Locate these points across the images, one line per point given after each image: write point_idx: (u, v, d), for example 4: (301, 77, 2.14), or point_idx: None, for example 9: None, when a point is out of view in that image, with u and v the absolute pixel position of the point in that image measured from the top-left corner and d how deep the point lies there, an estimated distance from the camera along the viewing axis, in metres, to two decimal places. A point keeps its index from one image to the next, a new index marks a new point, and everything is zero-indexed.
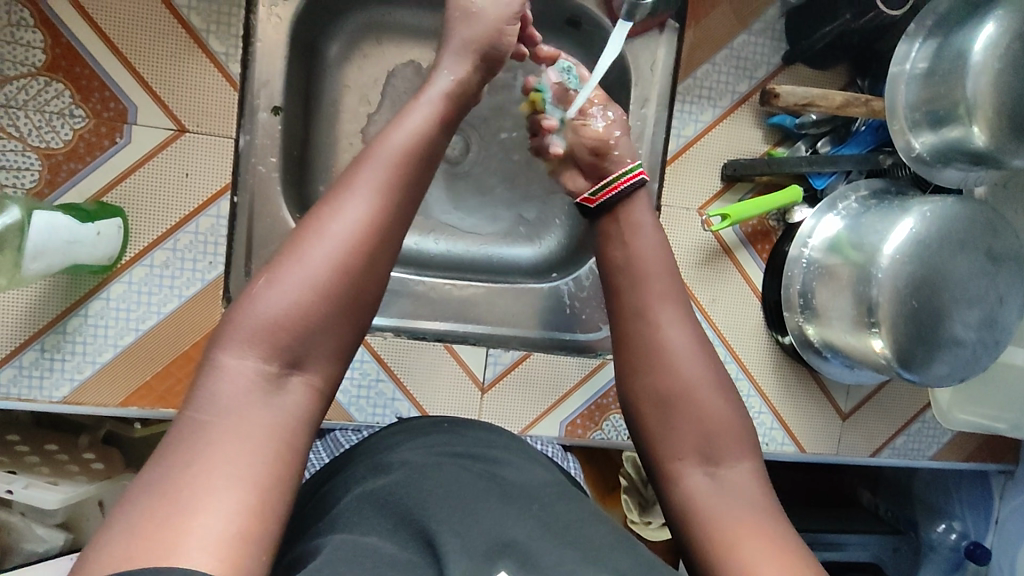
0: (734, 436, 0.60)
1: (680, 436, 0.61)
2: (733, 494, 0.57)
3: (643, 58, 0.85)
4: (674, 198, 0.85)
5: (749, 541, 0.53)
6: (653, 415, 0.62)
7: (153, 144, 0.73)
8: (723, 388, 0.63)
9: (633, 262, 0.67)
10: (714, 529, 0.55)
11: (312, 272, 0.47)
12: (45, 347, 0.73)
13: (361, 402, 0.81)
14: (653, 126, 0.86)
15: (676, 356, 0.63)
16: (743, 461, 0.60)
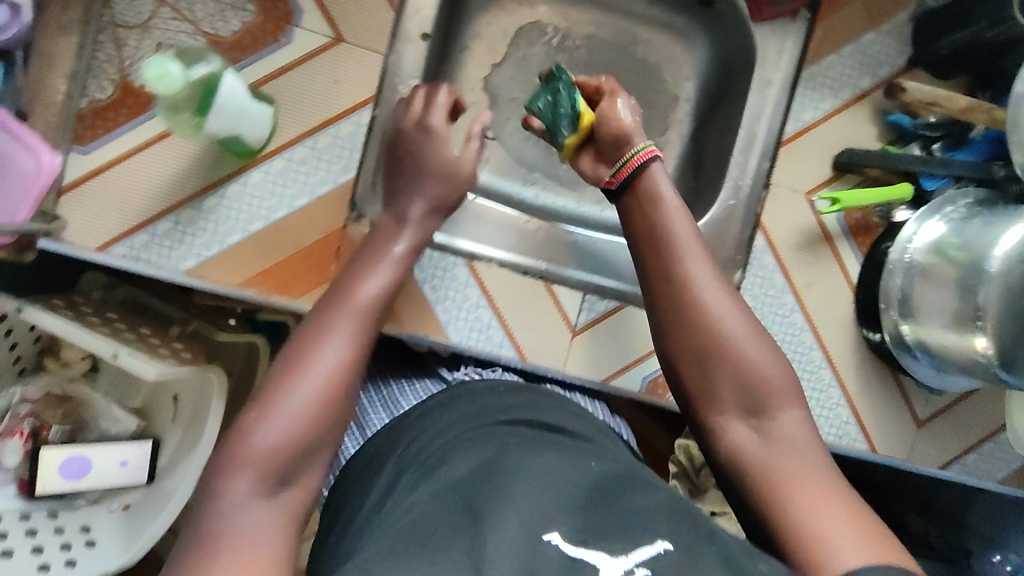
0: (782, 387, 0.57)
1: (721, 389, 0.58)
2: (780, 448, 0.55)
3: (772, 42, 0.88)
4: (784, 179, 0.87)
5: (799, 488, 0.52)
6: (688, 367, 0.60)
7: (311, 49, 0.78)
8: (766, 339, 0.60)
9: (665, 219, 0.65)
10: (763, 483, 0.54)
11: (299, 402, 0.52)
12: (180, 220, 0.77)
13: (459, 323, 0.84)
14: (773, 107, 0.88)
15: (712, 309, 0.60)
16: (792, 408, 0.57)
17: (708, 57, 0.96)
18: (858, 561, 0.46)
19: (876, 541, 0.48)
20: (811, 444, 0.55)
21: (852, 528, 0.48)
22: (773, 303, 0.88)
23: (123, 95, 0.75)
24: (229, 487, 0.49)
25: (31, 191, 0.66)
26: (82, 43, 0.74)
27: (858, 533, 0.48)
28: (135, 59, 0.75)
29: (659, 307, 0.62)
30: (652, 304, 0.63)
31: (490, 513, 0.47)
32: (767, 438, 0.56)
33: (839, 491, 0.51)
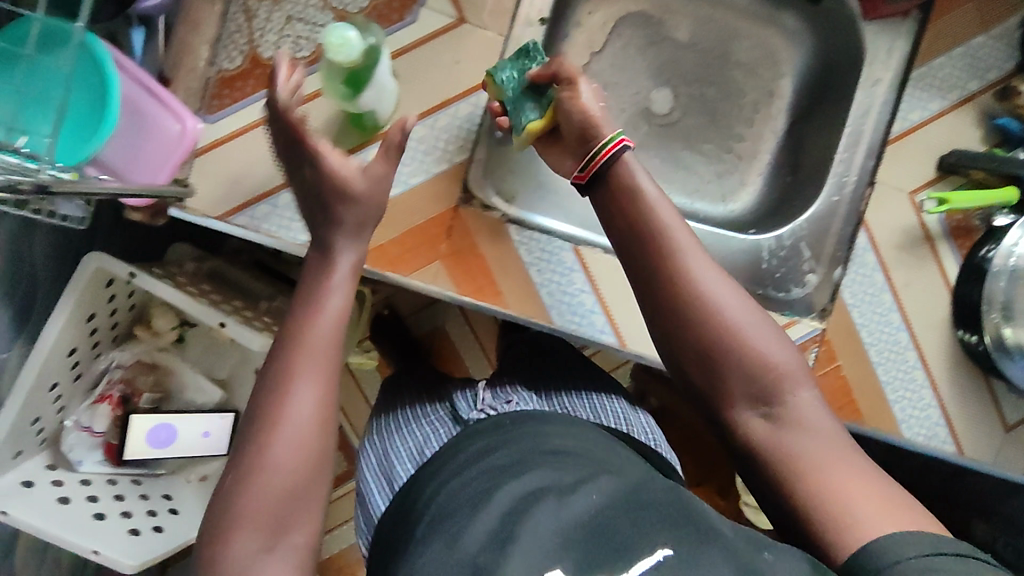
0: (791, 369, 0.56)
1: (723, 383, 0.56)
2: (795, 431, 0.54)
3: (882, 40, 0.88)
4: (889, 178, 0.87)
5: (829, 472, 0.51)
6: (693, 365, 0.58)
7: (434, 28, 0.78)
8: (771, 323, 0.58)
9: (647, 211, 0.60)
10: (786, 467, 0.53)
11: (286, 447, 0.52)
12: None
13: (562, 307, 0.84)
14: (880, 107, 0.88)
15: (714, 300, 0.57)
16: (805, 392, 0.55)
17: (811, 54, 0.96)
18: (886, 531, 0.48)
19: (897, 510, 0.49)
20: (828, 423, 0.55)
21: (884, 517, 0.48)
22: (871, 302, 0.88)
23: (251, 66, 0.74)
24: (240, 523, 0.50)
25: (175, 154, 0.67)
26: (223, 10, 0.74)
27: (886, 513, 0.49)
28: (264, 31, 0.75)
29: (659, 303, 0.58)
30: (649, 300, 0.59)
31: (493, 549, 0.47)
32: (778, 425, 0.55)
33: (862, 468, 0.52)
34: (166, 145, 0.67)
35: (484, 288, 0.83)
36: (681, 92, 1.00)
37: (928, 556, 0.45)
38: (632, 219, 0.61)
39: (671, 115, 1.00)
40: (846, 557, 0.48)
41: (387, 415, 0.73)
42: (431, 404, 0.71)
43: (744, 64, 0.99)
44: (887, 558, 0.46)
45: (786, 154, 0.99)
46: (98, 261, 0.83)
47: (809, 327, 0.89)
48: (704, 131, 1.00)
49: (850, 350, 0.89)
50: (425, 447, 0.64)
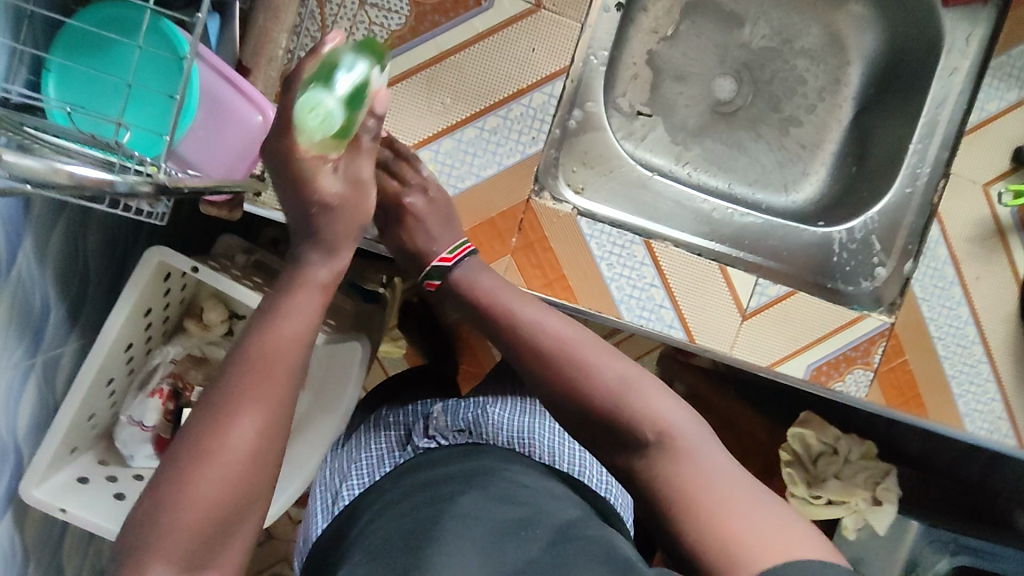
0: (666, 414, 0.54)
1: (596, 433, 0.56)
2: (676, 464, 0.52)
3: (959, 27, 0.86)
4: (965, 169, 0.85)
5: (700, 502, 0.49)
6: (574, 425, 0.58)
7: (511, 14, 0.76)
8: (646, 376, 0.57)
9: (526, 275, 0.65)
10: (674, 498, 0.50)
11: (219, 473, 0.45)
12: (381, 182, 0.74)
13: (632, 302, 0.82)
14: (957, 95, 0.87)
15: (584, 359, 0.57)
16: (680, 416, 0.55)
17: (881, 41, 0.94)
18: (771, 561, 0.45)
19: (789, 540, 0.46)
20: (713, 452, 0.53)
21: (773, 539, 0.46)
22: (941, 295, 0.87)
23: None
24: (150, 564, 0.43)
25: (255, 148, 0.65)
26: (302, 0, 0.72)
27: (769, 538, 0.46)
28: (337, 18, 0.73)
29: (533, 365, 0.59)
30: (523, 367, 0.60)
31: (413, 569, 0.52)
32: (652, 461, 0.53)
33: (749, 498, 0.49)
34: (246, 139, 0.65)
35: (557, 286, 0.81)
36: (744, 79, 0.97)
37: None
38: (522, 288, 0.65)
39: (733, 102, 0.98)
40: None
41: (357, 437, 0.81)
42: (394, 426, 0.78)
43: (809, 51, 0.97)
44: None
45: (852, 144, 0.97)
46: (160, 255, 0.80)
47: (878, 321, 0.87)
48: (768, 120, 0.98)
49: (918, 344, 0.88)
50: (374, 473, 0.72)
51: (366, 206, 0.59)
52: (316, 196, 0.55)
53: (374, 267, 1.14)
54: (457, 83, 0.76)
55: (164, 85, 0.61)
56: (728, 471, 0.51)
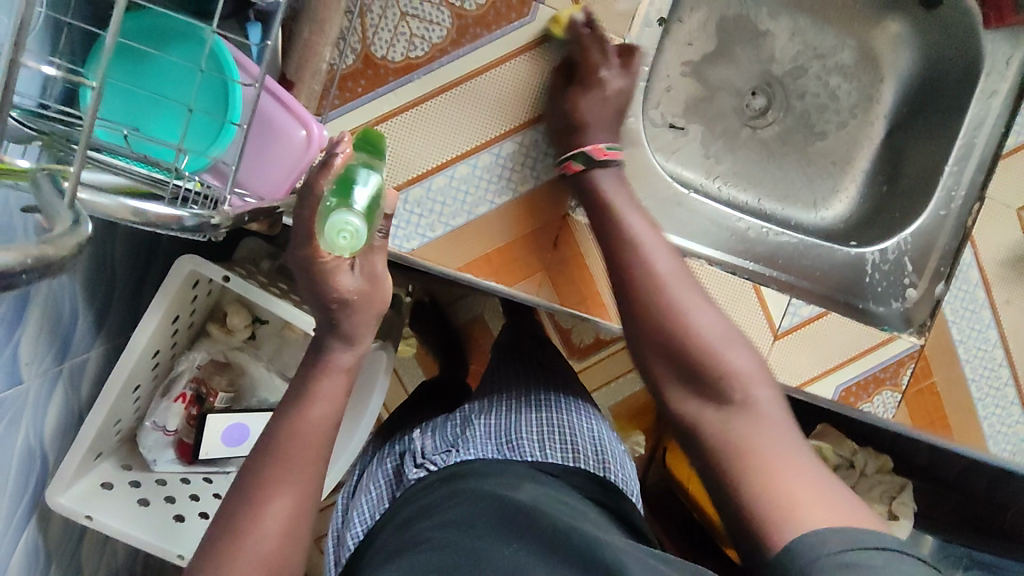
0: (751, 373, 0.59)
1: (673, 371, 0.61)
2: (748, 421, 0.57)
3: (1000, 49, 0.85)
4: (1000, 194, 0.86)
5: (783, 466, 0.53)
6: (657, 357, 0.62)
7: (551, 29, 0.75)
8: (740, 339, 0.62)
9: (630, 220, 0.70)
10: (733, 455, 0.55)
11: (262, 535, 0.55)
12: (433, 189, 0.75)
13: None
14: (995, 118, 0.86)
15: (684, 307, 0.63)
16: (766, 389, 0.59)
17: (917, 58, 0.93)
18: (821, 523, 0.49)
19: (847, 514, 0.49)
20: (782, 419, 0.58)
21: (839, 519, 0.49)
22: (971, 319, 0.87)
23: (364, 65, 0.72)
24: None
25: (301, 163, 0.64)
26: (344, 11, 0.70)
27: (837, 515, 0.49)
28: (377, 30, 0.72)
29: (635, 306, 0.65)
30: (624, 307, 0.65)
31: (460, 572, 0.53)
32: (728, 415, 0.58)
33: (809, 469, 0.53)
34: (292, 155, 0.64)
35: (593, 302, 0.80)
36: (777, 94, 0.96)
37: (849, 548, 0.46)
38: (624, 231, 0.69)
39: (765, 116, 0.97)
40: (777, 545, 0.49)
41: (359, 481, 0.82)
42: (384, 460, 0.79)
43: (844, 67, 0.96)
44: (813, 554, 0.47)
45: (883, 161, 0.96)
46: (191, 264, 0.80)
47: (908, 343, 0.88)
48: (800, 136, 0.97)
49: (946, 366, 0.88)
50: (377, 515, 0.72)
51: (380, 296, 0.65)
52: (335, 295, 0.61)
53: (394, 271, 1.13)
54: (497, 97, 0.76)
55: (215, 108, 0.60)
56: (790, 440, 0.56)
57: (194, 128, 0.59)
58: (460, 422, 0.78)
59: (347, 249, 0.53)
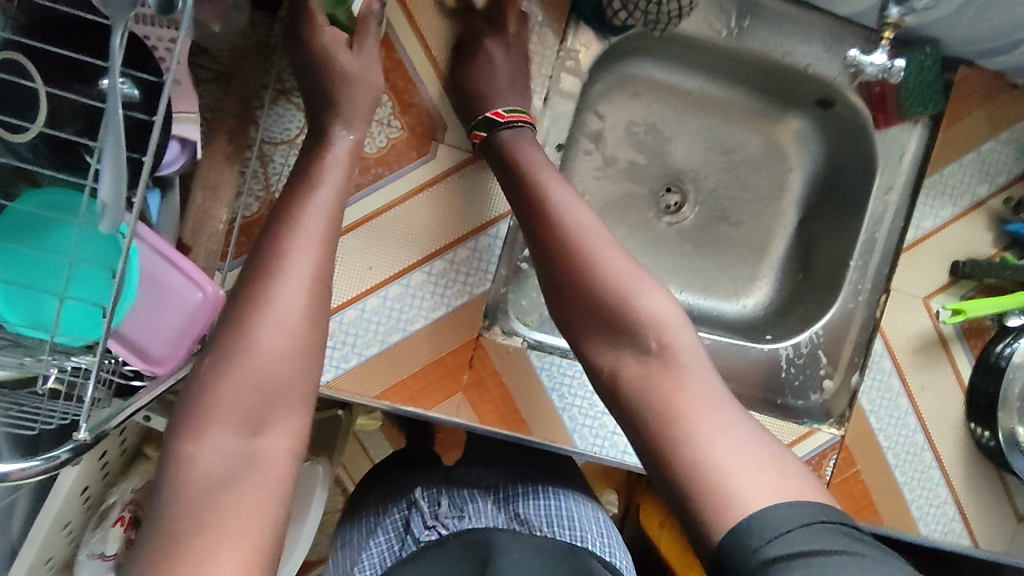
0: (664, 314, 0.64)
1: (597, 325, 0.66)
2: (668, 374, 0.61)
3: (893, 149, 0.88)
4: (904, 286, 0.88)
5: (705, 414, 0.58)
6: (585, 318, 0.67)
7: (452, 163, 0.79)
8: (651, 279, 0.67)
9: (541, 172, 0.72)
10: (663, 413, 0.59)
11: None
12: (350, 319, 0.77)
13: (584, 431, 0.84)
14: (893, 213, 0.89)
15: (592, 255, 0.67)
16: (684, 333, 0.64)
17: (819, 154, 0.97)
18: (770, 497, 0.52)
19: (779, 483, 0.53)
20: (698, 364, 0.62)
21: (767, 478, 0.53)
22: (889, 406, 0.89)
23: (269, 211, 0.74)
24: None
25: (198, 322, 0.66)
26: (241, 168, 0.73)
27: (772, 468, 0.54)
28: (280, 177, 0.75)
29: (549, 260, 0.69)
30: (542, 260, 0.70)
31: None
32: (650, 370, 0.62)
33: (739, 429, 0.57)
34: (184, 312, 0.66)
35: (510, 418, 0.82)
36: (690, 191, 1.00)
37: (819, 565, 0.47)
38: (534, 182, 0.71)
39: (681, 211, 1.00)
40: (724, 530, 0.52)
41: (351, 524, 0.79)
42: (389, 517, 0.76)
43: (751, 160, 0.99)
44: (756, 539, 0.50)
45: (795, 251, 0.99)
46: None
47: (828, 435, 0.89)
48: (716, 227, 1.00)
49: (869, 456, 0.89)
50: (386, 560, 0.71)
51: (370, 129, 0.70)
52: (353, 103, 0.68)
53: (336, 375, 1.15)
54: (404, 232, 0.78)
55: (99, 296, 0.55)
56: (712, 387, 0.60)
57: (87, 323, 0.55)
58: (467, 496, 0.79)
59: None
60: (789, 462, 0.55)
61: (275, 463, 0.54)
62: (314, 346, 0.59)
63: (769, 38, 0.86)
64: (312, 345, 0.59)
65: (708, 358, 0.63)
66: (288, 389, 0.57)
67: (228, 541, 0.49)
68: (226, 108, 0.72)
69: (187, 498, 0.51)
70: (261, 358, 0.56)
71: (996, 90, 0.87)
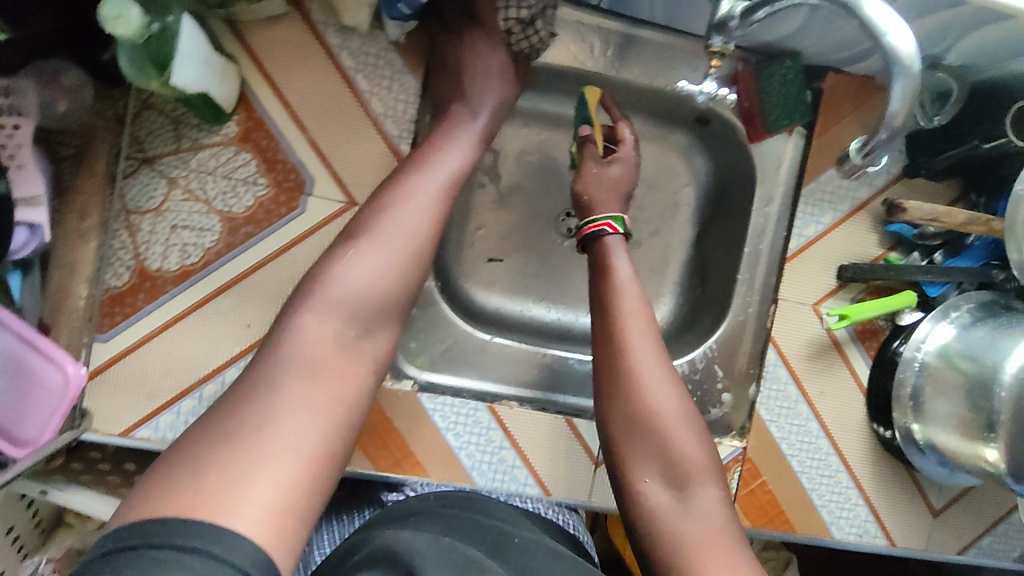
0: (701, 468, 0.67)
1: (647, 451, 0.67)
2: (696, 520, 0.64)
3: (770, 160, 0.89)
4: (792, 294, 0.89)
5: (718, 557, 0.60)
6: (631, 440, 0.68)
7: (324, 214, 0.79)
8: (697, 424, 0.69)
9: (622, 292, 0.73)
10: (676, 548, 0.62)
11: None
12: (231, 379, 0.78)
13: (484, 467, 0.85)
14: (774, 225, 0.91)
15: (644, 384, 0.68)
16: (707, 486, 0.66)
17: (707, 169, 0.97)
18: None
19: None
20: (724, 522, 0.64)
21: None
22: (789, 415, 0.90)
23: (140, 279, 0.75)
24: None
25: (62, 402, 0.67)
26: (100, 244, 0.74)
27: None
28: (149, 244, 0.76)
29: (613, 383, 0.70)
30: (598, 375, 0.71)
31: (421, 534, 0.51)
32: (681, 504, 0.65)
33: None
34: (53, 398, 0.67)
35: (405, 461, 0.83)
36: None
37: None
38: (610, 301, 0.72)
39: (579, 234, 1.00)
40: None
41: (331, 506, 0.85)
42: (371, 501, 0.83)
43: (647, 179, 0.98)
44: None
45: (693, 265, 1.00)
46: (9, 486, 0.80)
47: (730, 448, 0.90)
48: None
49: (773, 465, 0.90)
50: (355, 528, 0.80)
51: None
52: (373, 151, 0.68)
53: None
54: (278, 288, 0.79)
55: None
56: (728, 533, 0.63)
57: None
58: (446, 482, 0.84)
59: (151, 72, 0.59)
60: None
61: (349, 385, 0.58)
62: (401, 296, 0.63)
63: (644, 69, 0.87)
64: (398, 290, 0.63)
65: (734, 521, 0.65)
66: (381, 312, 0.62)
67: (285, 441, 0.51)
68: (83, 188, 0.73)
69: (264, 375, 0.54)
70: (352, 288, 0.60)
71: (865, 96, 0.88)
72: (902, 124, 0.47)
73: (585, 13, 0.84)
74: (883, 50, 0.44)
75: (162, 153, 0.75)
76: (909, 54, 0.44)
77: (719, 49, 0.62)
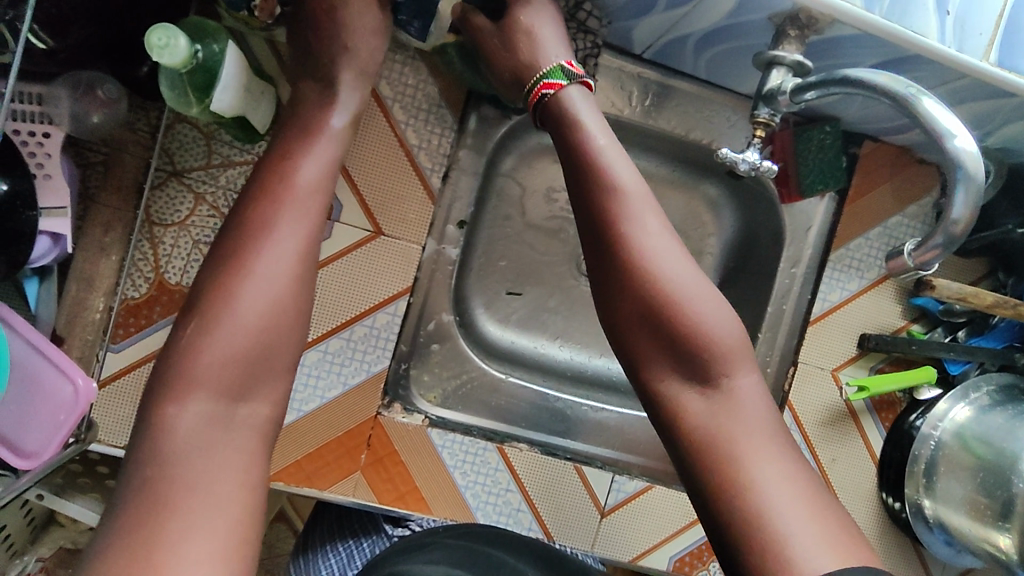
0: (730, 346, 0.57)
1: (659, 347, 0.57)
2: (726, 414, 0.55)
3: (800, 222, 0.89)
4: (811, 357, 0.88)
5: (755, 458, 0.52)
6: (639, 333, 0.58)
7: (348, 242, 0.77)
8: (712, 293, 0.58)
9: (609, 155, 0.61)
10: (705, 445, 0.54)
11: None
12: None
13: (488, 509, 0.83)
14: (800, 286, 0.90)
15: (648, 260, 0.58)
16: (736, 371, 0.56)
17: (736, 220, 0.95)
18: (810, 534, 0.48)
19: (839, 539, 0.49)
20: (762, 411, 0.56)
21: (812, 512, 0.50)
22: None
23: (157, 292, 0.74)
24: None
25: (69, 417, 0.65)
26: (122, 259, 0.73)
27: (814, 508, 0.50)
28: (170, 257, 0.74)
29: (609, 271, 0.60)
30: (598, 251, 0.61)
31: None
32: (713, 404, 0.56)
33: (802, 481, 0.52)
34: (59, 412, 0.65)
35: (409, 498, 0.81)
36: None
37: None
38: (593, 169, 0.61)
39: None
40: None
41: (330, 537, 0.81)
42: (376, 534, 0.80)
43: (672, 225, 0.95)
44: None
45: None
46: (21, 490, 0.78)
47: None
48: None
49: None
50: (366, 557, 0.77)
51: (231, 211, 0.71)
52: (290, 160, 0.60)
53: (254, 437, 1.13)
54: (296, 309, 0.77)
55: None
56: (765, 424, 0.55)
57: None
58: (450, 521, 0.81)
59: (190, 100, 0.58)
60: (833, 505, 0.52)
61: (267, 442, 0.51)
62: (295, 315, 0.55)
63: (679, 119, 0.87)
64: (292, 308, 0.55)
65: (772, 410, 0.57)
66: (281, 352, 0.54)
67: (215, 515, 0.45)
68: (108, 202, 0.72)
69: (182, 452, 0.48)
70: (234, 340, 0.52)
71: (900, 167, 0.88)
72: (960, 232, 0.49)
73: (626, 61, 0.83)
74: (950, 157, 0.46)
75: (192, 167, 0.74)
76: (973, 161, 0.46)
77: (765, 119, 0.63)
